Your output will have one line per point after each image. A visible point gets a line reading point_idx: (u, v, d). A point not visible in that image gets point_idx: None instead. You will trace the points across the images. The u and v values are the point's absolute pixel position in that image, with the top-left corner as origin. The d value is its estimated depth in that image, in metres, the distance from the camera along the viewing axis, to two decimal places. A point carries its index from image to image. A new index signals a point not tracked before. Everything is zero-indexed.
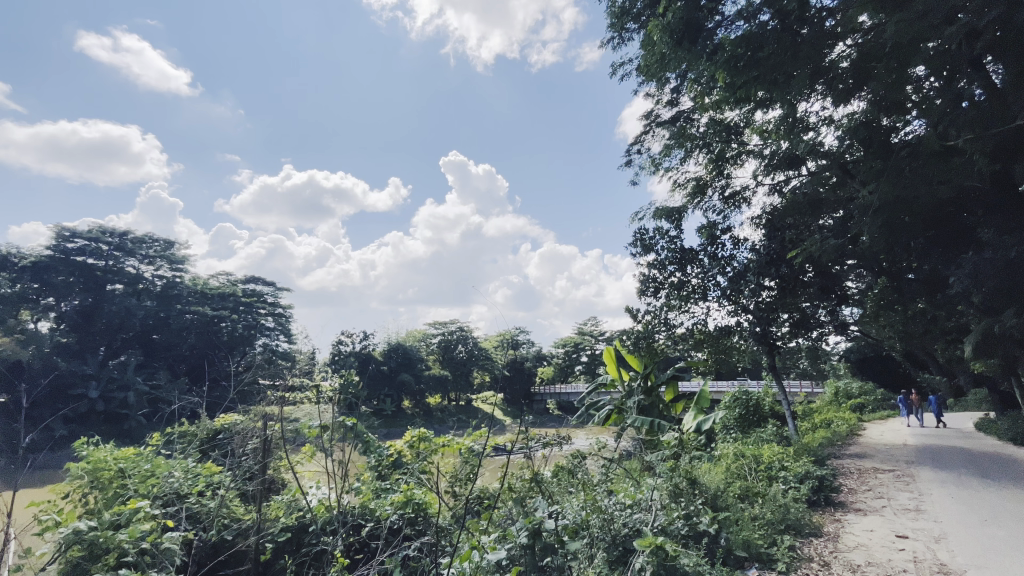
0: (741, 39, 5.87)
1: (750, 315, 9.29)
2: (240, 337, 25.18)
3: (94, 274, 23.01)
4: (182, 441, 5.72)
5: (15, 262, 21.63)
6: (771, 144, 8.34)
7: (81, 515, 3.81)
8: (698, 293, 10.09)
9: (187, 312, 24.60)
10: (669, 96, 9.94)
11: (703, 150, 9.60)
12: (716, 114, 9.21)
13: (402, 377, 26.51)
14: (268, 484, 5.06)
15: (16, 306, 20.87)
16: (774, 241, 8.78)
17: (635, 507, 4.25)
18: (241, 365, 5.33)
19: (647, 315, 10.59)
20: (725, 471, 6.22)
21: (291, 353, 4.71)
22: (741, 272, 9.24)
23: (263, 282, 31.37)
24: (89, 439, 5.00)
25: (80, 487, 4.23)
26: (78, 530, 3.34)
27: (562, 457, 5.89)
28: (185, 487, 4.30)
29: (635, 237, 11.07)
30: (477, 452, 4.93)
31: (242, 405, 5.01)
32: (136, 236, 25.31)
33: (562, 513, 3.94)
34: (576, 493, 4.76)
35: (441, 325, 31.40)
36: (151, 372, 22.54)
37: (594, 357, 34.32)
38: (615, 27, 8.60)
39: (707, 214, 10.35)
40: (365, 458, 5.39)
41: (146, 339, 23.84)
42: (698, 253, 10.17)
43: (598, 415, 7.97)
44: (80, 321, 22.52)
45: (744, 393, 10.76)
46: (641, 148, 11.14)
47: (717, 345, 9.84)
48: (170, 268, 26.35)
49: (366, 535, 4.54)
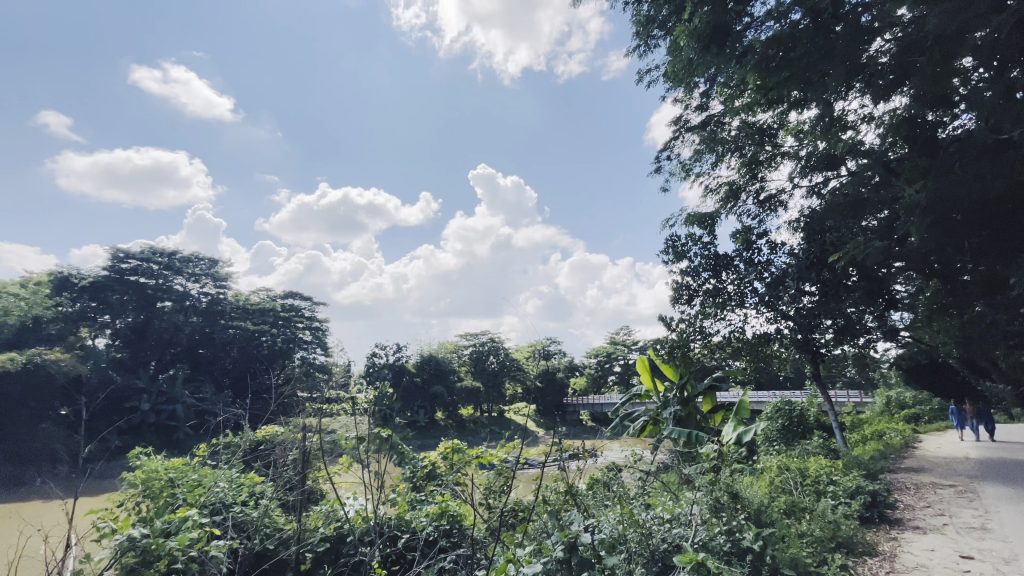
0: (772, 39, 5.75)
1: (791, 321, 9.04)
2: (280, 351, 26.06)
3: (146, 292, 24.31)
4: (226, 450, 5.95)
5: (75, 283, 23.07)
6: (807, 145, 8.07)
7: (136, 522, 4.01)
8: (735, 301, 9.84)
9: (230, 327, 25.62)
10: (698, 101, 9.79)
11: (735, 154, 9.40)
12: (747, 117, 9.03)
13: (435, 389, 26.81)
14: (308, 494, 5.18)
15: (76, 324, 22.12)
16: (814, 246, 8.50)
17: (673, 521, 4.12)
18: (280, 377, 5.50)
19: (681, 323, 10.39)
20: (768, 484, 5.97)
21: (328, 366, 4.87)
22: (780, 277, 9.04)
23: (302, 296, 32.40)
24: (143, 450, 5.27)
25: (134, 495, 4.47)
26: (131, 538, 3.48)
27: (596, 470, 5.83)
28: (230, 496, 4.47)
29: (667, 245, 10.91)
30: (511, 464, 4.93)
31: (283, 417, 5.19)
32: (184, 256, 26.67)
33: (598, 527, 3.85)
34: (613, 506, 4.65)
35: (473, 337, 31.74)
36: (197, 385, 23.44)
37: (627, 367, 33.71)
38: (640, 36, 8.63)
39: (741, 218, 10.08)
40: (399, 470, 5.43)
41: (192, 354, 24.91)
42: (733, 259, 9.91)
43: (633, 426, 7.89)
44: (133, 338, 23.76)
45: (787, 403, 10.32)
46: (670, 154, 10.97)
47: (756, 353, 9.60)
48: (214, 285, 27.52)
49: (402, 547, 4.54)
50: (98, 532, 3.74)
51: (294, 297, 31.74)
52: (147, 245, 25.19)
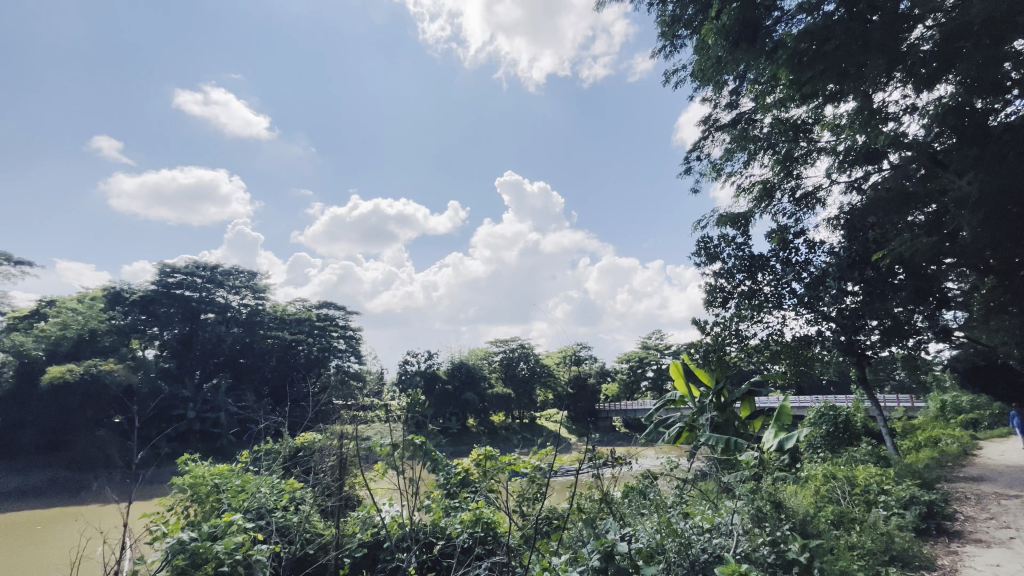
0: (804, 33, 5.60)
1: (833, 323, 8.72)
2: (316, 359, 26.78)
3: (190, 305, 25.42)
4: (267, 457, 6.13)
5: (127, 297, 24.37)
6: (845, 139, 7.78)
7: (185, 527, 4.18)
8: (772, 302, 9.53)
9: (269, 336, 26.50)
10: (727, 99, 9.59)
11: (768, 152, 9.14)
12: (780, 113, 8.77)
13: (467, 395, 26.93)
14: (346, 500, 5.29)
15: (128, 336, 23.30)
16: (856, 244, 8.17)
17: (713, 531, 3.99)
18: (317, 385, 5.67)
19: (716, 326, 10.13)
20: (814, 494, 5.72)
21: (362, 374, 5.00)
22: (819, 277, 8.76)
23: (336, 306, 33.18)
24: (191, 456, 5.52)
25: (183, 501, 4.70)
26: (182, 540, 3.62)
27: (631, 477, 5.74)
28: (272, 502, 4.60)
29: (699, 247, 10.67)
30: (544, 471, 4.91)
31: (321, 425, 5.34)
32: (225, 270, 27.73)
33: (634, 536, 3.78)
34: (649, 514, 4.55)
35: (503, 343, 31.74)
36: (239, 394, 24.28)
37: (661, 372, 32.96)
38: (665, 37, 8.53)
39: (777, 218, 9.78)
40: (434, 476, 5.48)
41: (234, 363, 25.87)
42: (769, 259, 9.61)
43: (669, 433, 7.72)
44: (179, 348, 24.86)
45: (831, 408, 9.87)
46: (700, 155, 10.75)
47: (796, 357, 9.25)
48: (253, 297, 28.52)
49: (438, 553, 4.58)
50: (151, 536, 3.92)
51: (328, 307, 32.54)
52: (191, 259, 26.35)
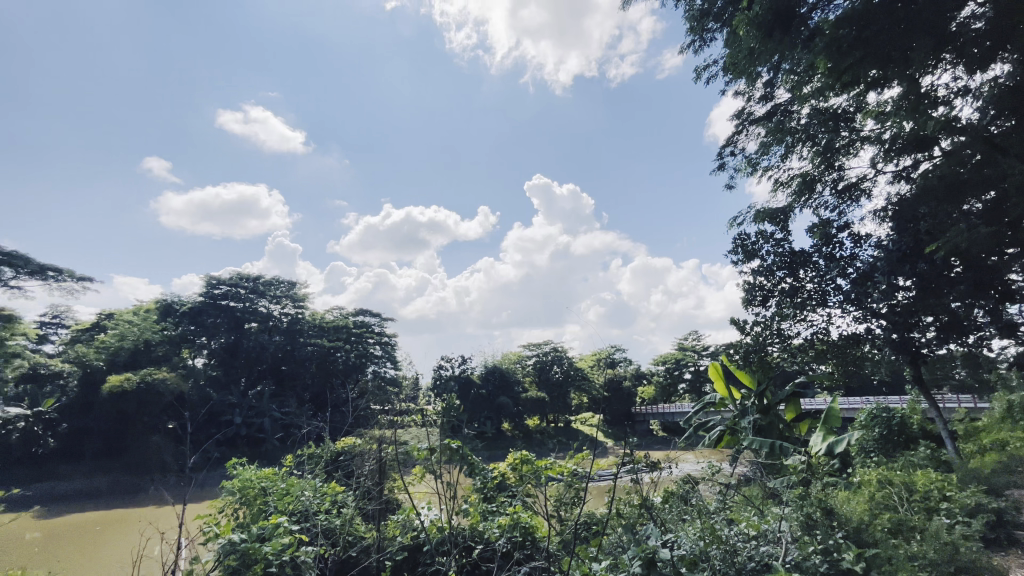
0: (843, 18, 5.38)
1: (883, 320, 8.29)
2: (353, 365, 27.47)
3: (235, 314, 26.46)
4: (310, 461, 6.30)
5: (177, 309, 25.67)
6: (891, 127, 7.42)
7: (235, 528, 4.35)
8: (815, 300, 9.15)
9: (308, 344, 27.36)
10: (762, 92, 9.31)
11: (807, 144, 8.80)
12: (818, 102, 8.46)
13: (501, 400, 26.95)
14: (386, 502, 5.37)
15: (179, 345, 24.49)
16: (907, 236, 7.75)
17: (760, 539, 3.85)
18: (356, 390, 5.80)
19: (756, 326, 9.81)
20: (869, 500, 5.43)
21: (398, 379, 5.11)
22: (867, 272, 8.35)
23: (371, 313, 33.93)
24: (239, 460, 5.75)
25: (235, 502, 4.90)
26: (232, 541, 3.76)
27: (671, 482, 5.64)
28: (315, 505, 4.71)
29: (735, 244, 10.38)
30: (582, 475, 4.94)
31: (361, 430, 5.49)
32: (267, 280, 28.75)
33: (677, 543, 3.67)
34: (692, 520, 4.42)
35: (536, 346, 31.58)
36: (282, 399, 25.14)
37: (699, 374, 32.08)
38: (694, 32, 8.38)
39: (818, 212, 9.40)
40: (471, 480, 5.46)
41: (277, 370, 26.82)
42: (811, 255, 9.24)
43: (709, 436, 7.51)
44: (226, 357, 25.95)
45: (884, 410, 9.36)
46: (734, 150, 10.47)
47: (843, 356, 8.91)
48: (293, 305, 29.48)
49: (477, 558, 4.59)
50: (205, 536, 4.09)
51: (364, 314, 33.31)
52: (236, 271, 27.46)
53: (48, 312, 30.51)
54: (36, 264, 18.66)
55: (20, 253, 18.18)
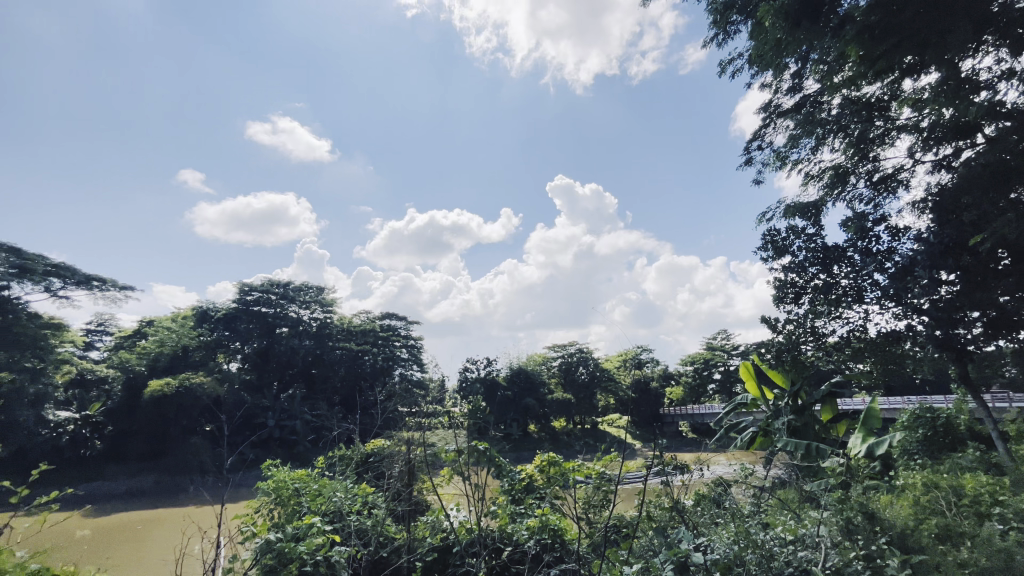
0: (874, 4, 5.18)
1: (925, 316, 7.92)
2: (381, 368, 27.90)
3: (267, 320, 27.12)
4: (341, 462, 6.41)
5: (213, 315, 26.53)
6: (928, 114, 7.11)
7: (271, 527, 4.46)
8: (851, 297, 8.83)
9: (337, 347, 27.91)
10: (789, 83, 9.07)
11: (839, 135, 8.50)
12: (850, 92, 8.17)
13: (527, 401, 26.88)
14: (415, 503, 5.44)
15: (214, 351, 25.27)
16: (949, 228, 7.40)
17: (798, 543, 3.72)
18: (384, 393, 5.88)
19: (788, 324, 9.54)
20: (915, 505, 5.19)
21: (424, 382, 5.19)
22: (907, 266, 8.01)
23: (398, 316, 34.34)
24: (274, 462, 5.91)
25: (270, 503, 5.04)
26: (269, 540, 3.86)
27: (703, 485, 5.54)
28: (346, 505, 4.80)
29: (765, 241, 10.11)
30: (610, 478, 4.88)
31: (390, 432, 5.57)
32: (297, 286, 29.39)
33: (710, 547, 3.59)
34: (725, 524, 4.31)
35: (561, 348, 31.38)
36: (313, 402, 25.71)
37: (729, 374, 31.34)
38: (718, 25, 8.21)
39: (852, 204, 9.07)
40: (498, 482, 5.49)
41: (307, 374, 27.42)
42: (846, 250, 8.92)
43: (742, 438, 7.33)
44: (259, 361, 26.70)
45: (928, 410, 8.95)
46: (762, 143, 10.20)
47: (882, 354, 8.58)
48: (322, 310, 30.03)
49: (507, 559, 4.60)
50: (243, 535, 4.22)
51: (391, 317, 33.73)
52: (267, 278, 28.15)
53: (94, 320, 32.04)
54: (82, 274, 19.61)
55: (68, 265, 19.14)
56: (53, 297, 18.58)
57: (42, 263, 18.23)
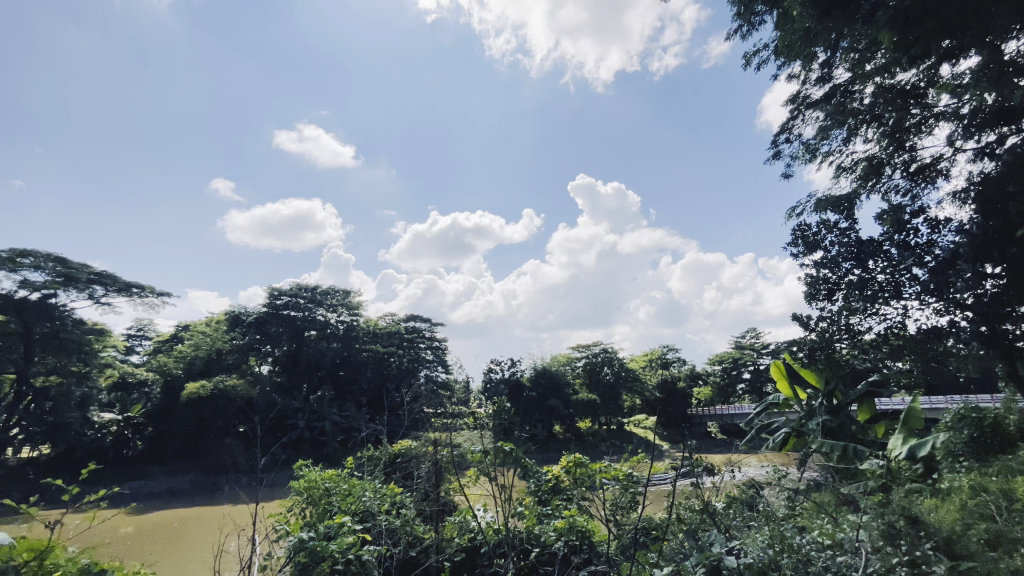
0: None
1: (970, 312, 7.57)
2: (407, 369, 28.23)
3: (297, 325, 27.31)
4: (369, 463, 6.49)
5: (245, 319, 27.23)
6: (969, 100, 6.79)
7: (304, 526, 4.58)
8: (888, 292, 8.50)
9: (364, 350, 28.33)
10: (819, 73, 8.80)
11: (872, 125, 8.20)
12: (883, 79, 7.88)
13: (552, 402, 26.74)
14: (443, 504, 5.49)
15: (246, 354, 25.97)
16: (994, 218, 7.03)
17: (836, 547, 3.60)
18: (410, 394, 5.93)
19: (821, 322, 9.25)
20: (963, 509, 4.96)
21: (449, 383, 5.25)
22: (948, 260, 7.67)
23: (422, 318, 34.62)
24: (305, 462, 6.04)
25: (302, 502, 5.17)
26: (302, 539, 3.93)
27: (734, 487, 5.42)
28: (376, 505, 4.89)
29: (795, 236, 9.84)
30: (638, 479, 4.84)
31: (417, 432, 5.63)
32: (324, 290, 29.91)
33: (742, 551, 3.52)
34: (759, 527, 4.21)
35: (585, 348, 31.09)
36: (341, 404, 26.19)
37: (759, 374, 30.54)
38: (742, 16, 8.04)
39: (888, 196, 8.74)
40: (525, 483, 5.50)
41: (335, 376, 27.90)
42: (882, 244, 8.59)
43: (773, 439, 7.13)
44: (289, 363, 27.30)
45: (973, 410, 8.54)
46: (790, 136, 9.94)
47: (922, 352, 8.24)
48: (349, 313, 30.39)
49: (535, 560, 4.61)
50: (277, 534, 4.33)
51: (415, 320, 34.01)
52: (295, 282, 28.75)
53: (134, 325, 33.40)
54: (122, 282, 20.47)
55: (109, 273, 20.00)
56: (96, 304, 19.45)
57: (85, 272, 19.10)
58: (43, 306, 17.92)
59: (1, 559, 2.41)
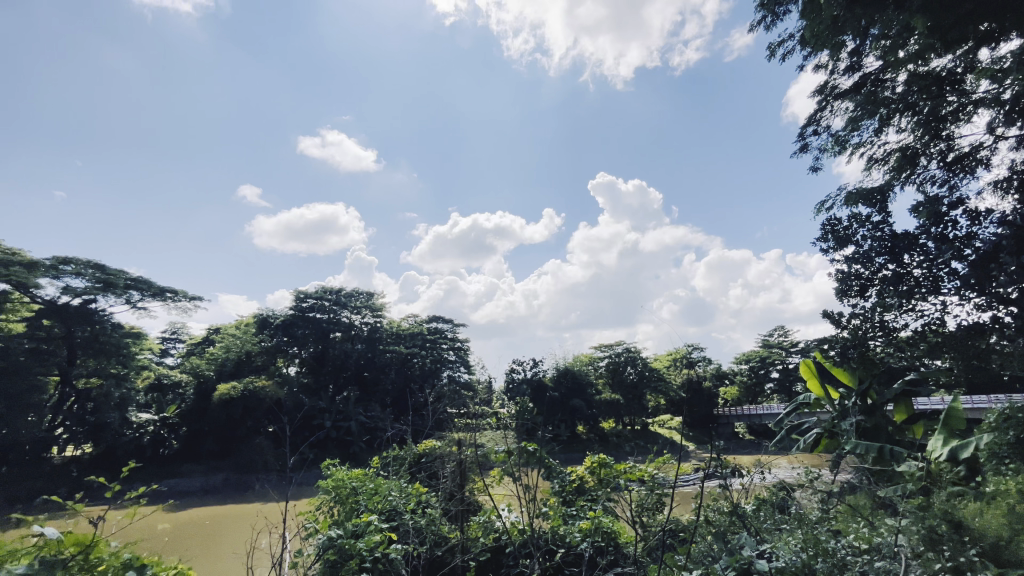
0: None
1: (1014, 307, 7.22)
2: (429, 370, 28.50)
3: (321, 325, 27.90)
4: (395, 462, 6.55)
5: (272, 322, 27.85)
6: (1011, 85, 6.48)
7: (332, 524, 4.66)
8: (926, 287, 8.18)
9: (387, 351, 28.69)
10: (847, 62, 8.53)
11: (906, 114, 7.89)
12: (917, 67, 7.58)
13: (575, 402, 26.56)
14: (468, 504, 5.51)
15: (274, 355, 26.59)
16: None
17: (873, 552, 3.48)
18: (434, 394, 5.96)
19: (854, 319, 8.96)
20: (1011, 514, 4.72)
21: (472, 384, 5.29)
22: (990, 253, 7.34)
23: (444, 319, 34.86)
24: (332, 462, 6.13)
25: (329, 502, 5.24)
26: (330, 536, 4.00)
27: (765, 489, 5.27)
28: (401, 504, 4.96)
29: (825, 231, 9.56)
30: (664, 480, 4.76)
31: (442, 432, 5.66)
32: (348, 292, 30.38)
33: (775, 555, 3.43)
34: (792, 530, 4.09)
35: (607, 347, 30.81)
36: (366, 404, 26.60)
37: (787, 373, 29.80)
38: (767, 6, 7.85)
39: (924, 187, 8.40)
40: (549, 483, 5.47)
41: (360, 376, 28.30)
42: (918, 237, 8.27)
43: (805, 439, 6.90)
44: (315, 365, 27.80)
45: (1018, 409, 8.15)
46: (818, 128, 9.66)
47: (963, 349, 7.89)
48: (373, 315, 30.75)
49: (560, 561, 4.59)
50: (306, 531, 4.41)
51: (437, 321, 34.26)
52: (320, 285, 29.28)
53: (168, 329, 34.56)
54: (157, 287, 21.21)
55: (145, 278, 20.75)
56: (133, 308, 20.19)
57: (123, 278, 19.87)
58: (84, 311, 18.68)
59: (50, 552, 2.49)
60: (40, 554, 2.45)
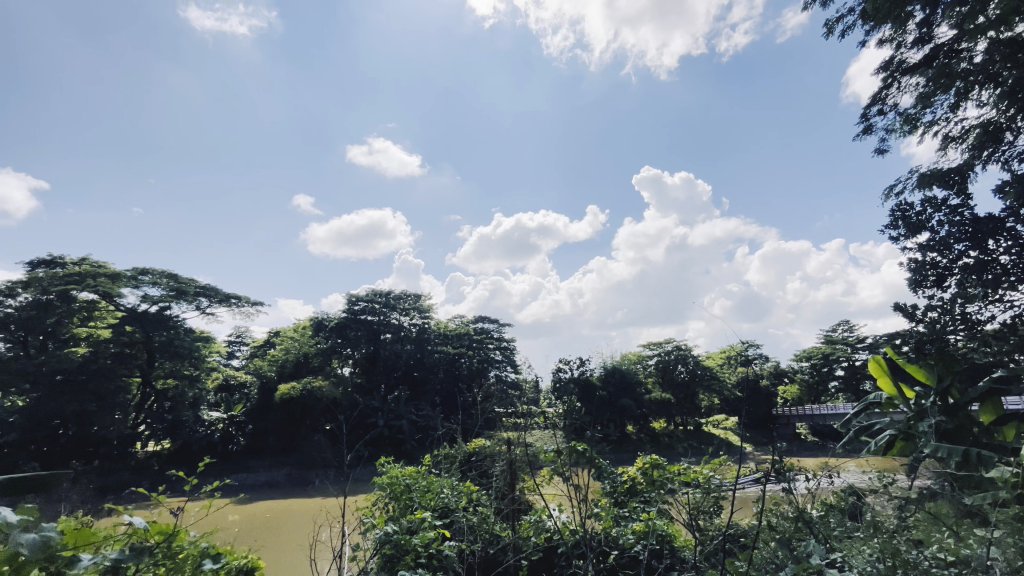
0: None
1: None
2: (477, 369, 28.86)
3: (372, 326, 28.62)
4: (446, 461, 6.64)
5: (327, 324, 28.99)
6: None
7: (388, 520, 4.78)
8: (1015, 276, 7.44)
9: (436, 351, 29.33)
10: (916, 34, 7.91)
11: (987, 86, 7.22)
12: (999, 33, 6.90)
13: (624, 402, 26.06)
14: (519, 503, 5.53)
15: (329, 357, 27.70)
16: None
17: (958, 564, 3.21)
18: (483, 394, 6.02)
19: (930, 311, 8.26)
20: None
21: (519, 383, 5.29)
22: None
23: (489, 319, 35.13)
24: (386, 459, 6.28)
25: (385, 498, 5.39)
26: (387, 532, 4.12)
27: (833, 496, 4.93)
28: (453, 502, 5.02)
29: (894, 218, 8.89)
30: (720, 483, 4.60)
31: (491, 432, 5.71)
32: (397, 294, 31.17)
33: (846, 564, 3.23)
34: (863, 538, 3.84)
35: (656, 346, 29.96)
36: (417, 403, 27.27)
37: (854, 370, 27.91)
38: None
39: (1010, 165, 7.66)
40: (600, 484, 5.39)
41: (410, 376, 29.04)
42: (1005, 220, 7.53)
43: (876, 442, 6.41)
44: (367, 365, 28.70)
45: None
46: (883, 107, 9.01)
47: None
48: (421, 316, 31.41)
49: (614, 563, 4.51)
50: (363, 526, 4.56)
51: (483, 321, 34.52)
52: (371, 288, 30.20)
53: (232, 332, 36.74)
54: (223, 293, 22.62)
55: (212, 285, 22.18)
56: (202, 314, 21.63)
57: (193, 286, 21.34)
58: (160, 317, 20.19)
59: (139, 539, 2.68)
60: (130, 540, 2.65)
